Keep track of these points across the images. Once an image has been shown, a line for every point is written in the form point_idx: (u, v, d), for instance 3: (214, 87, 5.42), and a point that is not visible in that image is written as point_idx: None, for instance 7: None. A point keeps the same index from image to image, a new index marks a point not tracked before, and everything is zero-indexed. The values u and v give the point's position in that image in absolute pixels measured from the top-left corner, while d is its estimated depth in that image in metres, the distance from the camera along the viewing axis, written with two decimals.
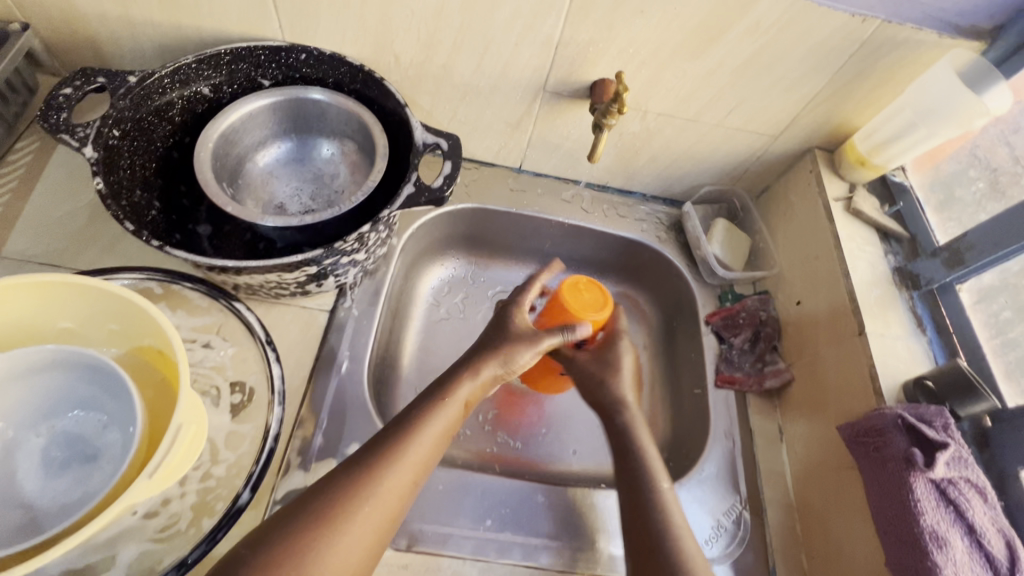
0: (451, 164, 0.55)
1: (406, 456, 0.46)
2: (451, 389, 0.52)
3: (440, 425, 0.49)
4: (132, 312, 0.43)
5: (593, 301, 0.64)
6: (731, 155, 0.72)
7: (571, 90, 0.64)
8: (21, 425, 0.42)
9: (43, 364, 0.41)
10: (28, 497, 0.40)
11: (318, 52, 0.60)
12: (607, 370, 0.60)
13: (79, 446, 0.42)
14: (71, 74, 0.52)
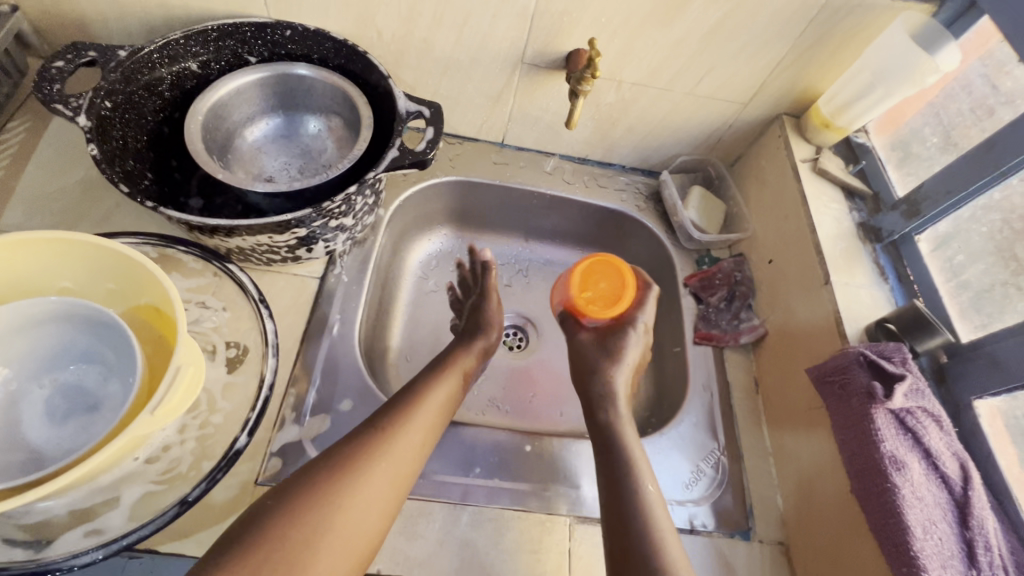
0: (434, 130, 0.57)
1: (416, 417, 0.51)
2: (451, 363, 0.59)
3: (443, 395, 0.55)
4: (129, 269, 0.45)
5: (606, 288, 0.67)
6: (703, 123, 0.75)
7: (548, 61, 0.67)
8: (24, 377, 0.43)
9: (44, 316, 0.42)
10: (31, 444, 0.42)
11: (302, 28, 0.62)
12: (607, 359, 0.62)
13: (81, 397, 0.44)
14: (63, 48, 0.54)
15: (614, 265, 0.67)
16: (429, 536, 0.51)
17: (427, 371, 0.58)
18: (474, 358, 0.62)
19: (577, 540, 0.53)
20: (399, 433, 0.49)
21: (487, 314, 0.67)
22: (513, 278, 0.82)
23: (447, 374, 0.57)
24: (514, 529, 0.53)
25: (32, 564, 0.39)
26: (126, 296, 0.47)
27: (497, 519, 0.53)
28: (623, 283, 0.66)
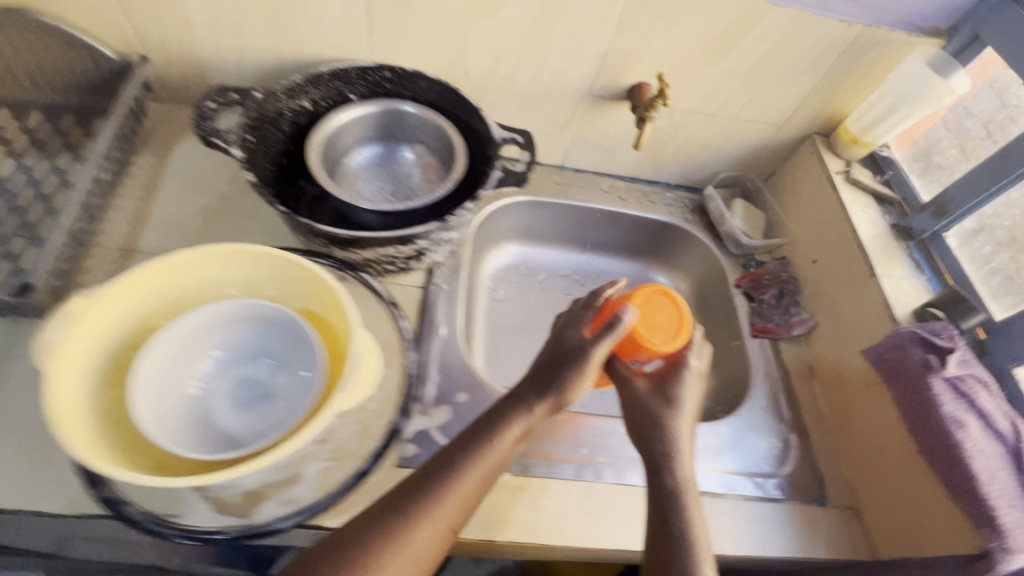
0: (529, 153, 0.65)
1: (445, 504, 0.43)
2: (501, 428, 0.48)
3: (477, 479, 0.45)
4: (295, 275, 0.51)
5: (666, 322, 0.63)
6: (742, 143, 0.85)
7: (612, 93, 0.76)
8: (211, 374, 0.50)
9: (234, 317, 0.50)
10: (225, 428, 0.48)
11: (401, 69, 0.70)
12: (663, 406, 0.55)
13: (258, 388, 0.50)
14: (211, 91, 0.62)
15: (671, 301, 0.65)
16: (552, 508, 0.57)
17: (467, 441, 0.47)
18: (531, 422, 0.49)
19: None
20: (420, 528, 0.41)
21: (573, 370, 0.51)
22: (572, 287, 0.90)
23: (496, 441, 0.47)
24: (623, 501, 0.59)
25: (250, 528, 0.46)
26: (284, 302, 0.53)
27: (608, 493, 0.59)
28: (679, 322, 0.63)
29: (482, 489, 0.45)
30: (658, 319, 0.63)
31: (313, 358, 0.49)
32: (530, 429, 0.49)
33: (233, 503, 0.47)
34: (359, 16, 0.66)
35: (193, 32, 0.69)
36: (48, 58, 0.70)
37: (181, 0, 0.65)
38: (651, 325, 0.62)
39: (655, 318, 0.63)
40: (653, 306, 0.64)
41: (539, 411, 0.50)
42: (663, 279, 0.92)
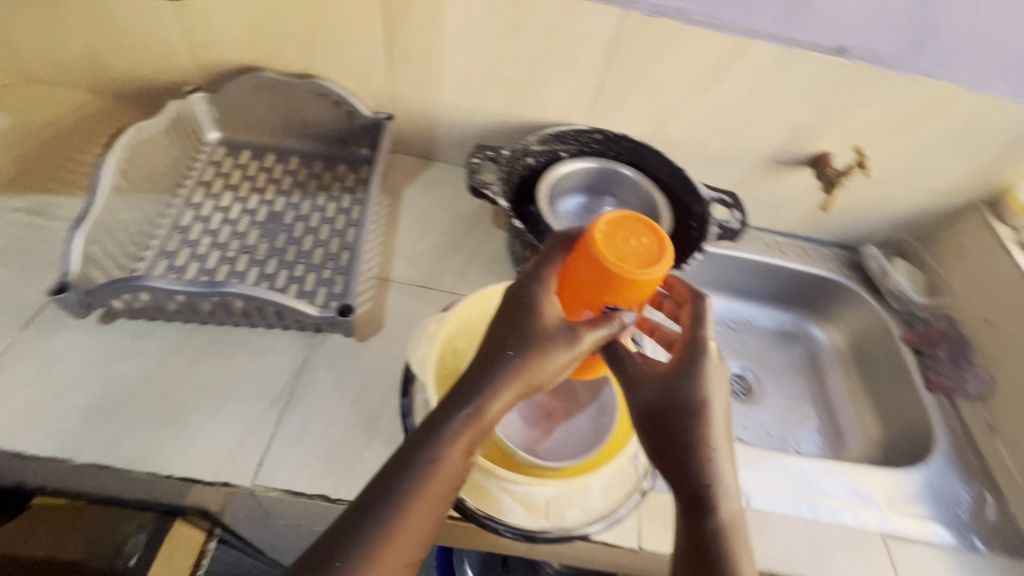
0: (741, 213, 0.75)
1: (390, 552, 0.38)
2: (441, 447, 0.40)
3: (426, 516, 0.39)
4: None
5: (639, 247, 0.41)
6: (907, 207, 0.90)
7: (794, 159, 0.84)
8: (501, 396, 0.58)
9: None
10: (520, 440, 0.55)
11: (612, 133, 0.80)
12: (694, 414, 0.43)
13: (539, 407, 0.58)
14: (473, 149, 0.73)
15: (646, 224, 0.42)
16: (779, 538, 0.62)
17: (400, 475, 0.39)
18: (483, 424, 0.40)
19: (892, 551, 0.63)
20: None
21: (525, 360, 0.41)
22: (725, 334, 0.98)
23: (437, 463, 0.39)
24: (841, 538, 0.63)
25: (562, 531, 0.52)
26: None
27: (827, 530, 0.63)
28: (658, 241, 0.41)
29: (433, 517, 0.39)
30: (629, 246, 0.41)
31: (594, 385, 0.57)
32: (483, 430, 0.40)
33: (538, 508, 0.53)
34: (593, 88, 0.77)
35: (440, 96, 0.81)
36: (315, 115, 0.83)
37: (440, 71, 0.77)
38: (622, 253, 0.40)
39: (627, 243, 0.41)
40: (618, 229, 0.42)
41: (492, 409, 0.41)
42: (819, 332, 0.97)
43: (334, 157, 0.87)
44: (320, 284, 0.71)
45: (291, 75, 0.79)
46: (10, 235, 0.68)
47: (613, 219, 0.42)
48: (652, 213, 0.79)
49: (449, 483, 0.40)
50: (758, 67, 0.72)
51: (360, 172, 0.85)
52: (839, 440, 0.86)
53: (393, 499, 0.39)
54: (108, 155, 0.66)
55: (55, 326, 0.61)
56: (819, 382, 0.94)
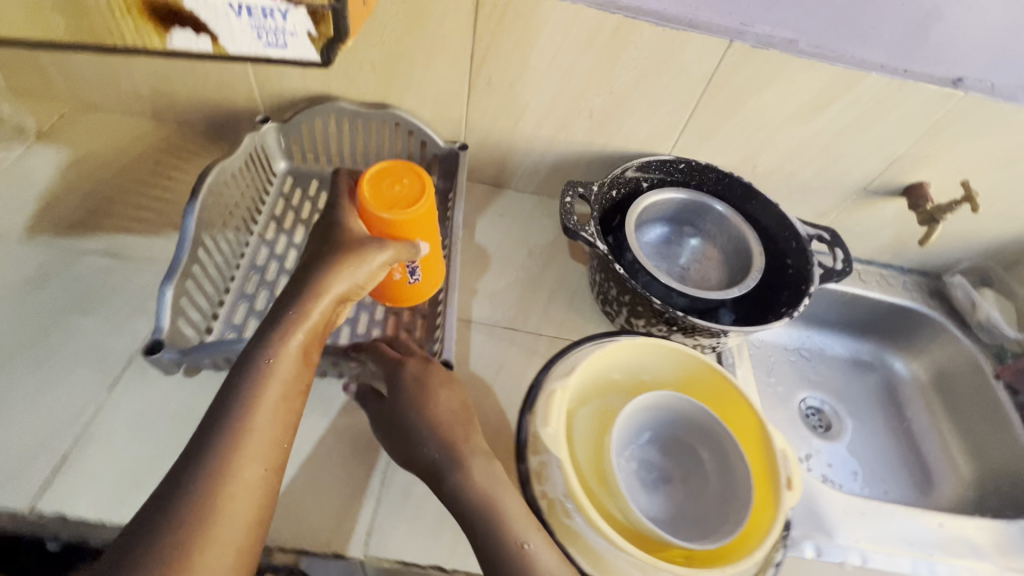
0: (843, 251, 0.70)
1: (249, 447, 0.45)
2: (278, 348, 0.50)
3: (274, 411, 0.48)
4: (686, 366, 0.58)
5: (403, 192, 0.60)
6: (996, 237, 0.86)
7: (886, 189, 0.80)
8: (620, 456, 0.56)
9: (642, 407, 0.55)
10: (646, 511, 0.53)
11: (697, 164, 0.77)
12: (423, 393, 0.56)
13: (657, 470, 0.56)
14: (564, 187, 0.69)
15: (413, 170, 0.62)
16: None
17: (241, 379, 0.48)
18: (310, 322, 0.52)
19: None
20: (229, 482, 0.44)
21: (323, 283, 0.54)
22: (801, 363, 0.95)
23: (273, 369, 0.49)
24: None
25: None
26: (656, 385, 0.60)
27: None
28: (421, 183, 0.61)
29: (292, 401, 0.50)
30: (394, 190, 0.60)
31: (723, 454, 0.53)
32: (313, 326, 0.52)
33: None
34: (684, 118, 0.73)
35: (519, 125, 0.77)
36: (387, 144, 0.80)
37: (522, 101, 0.74)
38: (387, 198, 0.60)
39: (390, 190, 0.60)
40: (387, 181, 0.61)
41: (310, 322, 0.52)
42: (898, 362, 0.95)
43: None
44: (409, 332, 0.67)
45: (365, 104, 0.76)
46: (88, 280, 0.65)
47: (378, 176, 0.61)
48: (740, 248, 0.76)
49: (290, 383, 0.50)
50: (866, 97, 0.68)
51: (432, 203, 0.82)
52: (926, 479, 0.84)
53: (239, 396, 0.47)
54: (196, 201, 0.62)
55: (147, 382, 0.59)
56: (899, 415, 0.91)
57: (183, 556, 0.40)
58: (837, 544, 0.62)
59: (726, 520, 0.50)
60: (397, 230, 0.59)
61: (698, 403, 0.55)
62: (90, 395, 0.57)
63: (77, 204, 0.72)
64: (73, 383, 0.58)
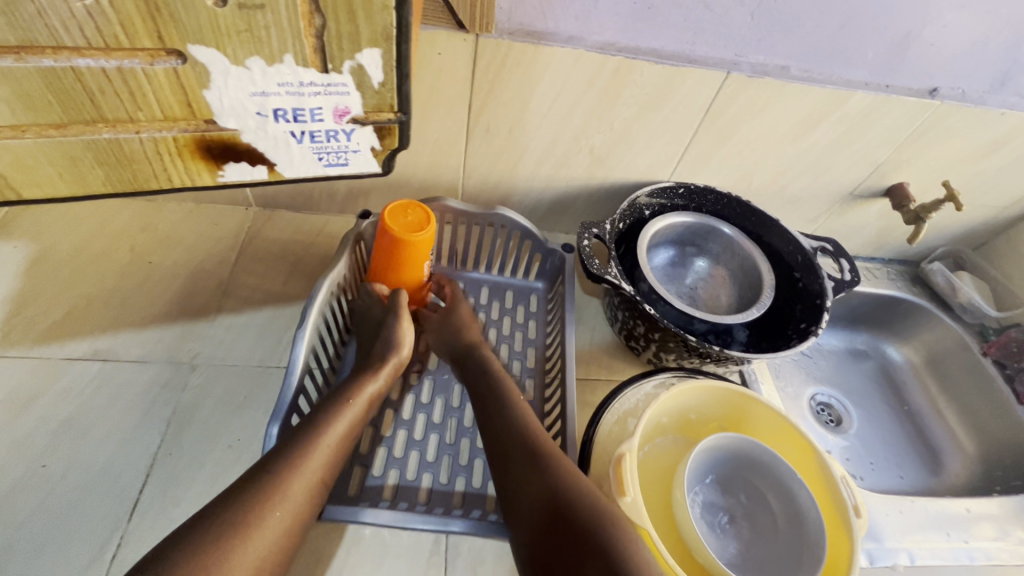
0: (848, 261, 0.73)
1: (316, 458, 0.48)
2: (355, 391, 0.55)
3: (344, 433, 0.52)
4: (730, 399, 0.60)
5: (415, 221, 0.62)
6: (966, 223, 0.92)
7: (869, 192, 0.84)
8: (689, 502, 0.56)
9: (705, 448, 0.56)
10: (719, 553, 0.55)
11: (696, 187, 0.79)
12: (573, 474, 0.50)
13: (719, 510, 0.58)
14: (578, 230, 0.68)
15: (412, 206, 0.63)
16: None
17: (325, 405, 0.53)
18: (378, 378, 0.57)
19: None
20: (290, 483, 0.46)
21: (388, 348, 0.60)
22: (803, 361, 0.97)
23: (346, 408, 0.53)
24: None
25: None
26: (701, 424, 0.62)
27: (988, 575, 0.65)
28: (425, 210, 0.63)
29: (349, 441, 0.52)
30: (407, 220, 0.62)
31: (787, 488, 0.55)
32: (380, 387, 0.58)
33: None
34: (682, 146, 0.74)
35: (518, 167, 0.76)
36: (495, 248, 0.77)
37: (522, 145, 0.73)
38: (406, 230, 0.62)
39: (405, 222, 0.62)
40: (398, 210, 0.63)
41: (381, 377, 0.58)
42: (891, 349, 0.99)
43: (501, 286, 0.80)
44: (468, 427, 0.64)
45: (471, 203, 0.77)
46: (80, 395, 0.59)
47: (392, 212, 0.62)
48: (748, 266, 0.77)
49: (356, 421, 0.54)
50: (854, 112, 0.70)
51: (530, 305, 0.78)
52: (937, 460, 0.88)
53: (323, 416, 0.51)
54: (302, 335, 0.55)
55: (167, 501, 0.53)
56: (900, 399, 0.95)
57: (239, 526, 0.42)
58: (885, 547, 0.65)
59: (804, 552, 0.52)
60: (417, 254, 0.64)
61: (754, 439, 0.57)
62: (108, 527, 0.52)
63: (51, 307, 0.65)
64: (84, 519, 0.52)
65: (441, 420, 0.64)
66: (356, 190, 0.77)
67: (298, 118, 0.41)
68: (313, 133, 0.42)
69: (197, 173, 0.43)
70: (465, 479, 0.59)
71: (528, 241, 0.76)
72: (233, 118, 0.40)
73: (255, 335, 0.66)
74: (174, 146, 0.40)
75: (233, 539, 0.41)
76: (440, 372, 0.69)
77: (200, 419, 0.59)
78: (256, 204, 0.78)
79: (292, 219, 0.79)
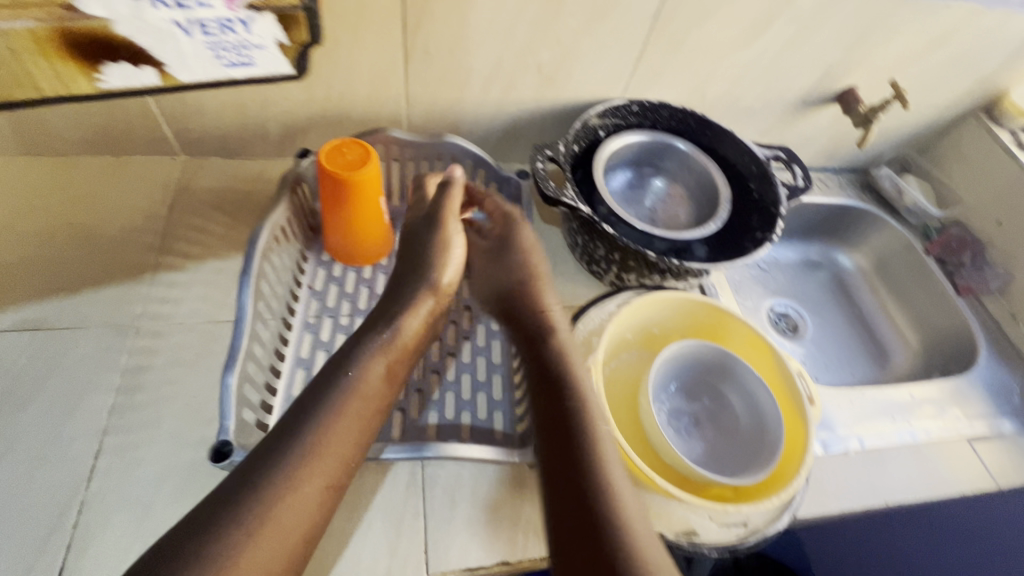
0: (801, 167, 0.74)
1: (318, 460, 0.45)
2: (368, 365, 0.51)
3: (351, 428, 0.48)
4: (690, 308, 0.62)
5: (355, 159, 0.59)
6: (913, 126, 0.94)
7: (821, 98, 0.83)
8: (656, 410, 0.58)
9: (669, 354, 0.58)
10: (687, 454, 0.57)
11: (648, 103, 0.76)
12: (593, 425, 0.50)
13: (685, 416, 0.60)
14: (531, 153, 0.66)
15: (347, 145, 0.60)
16: (898, 473, 0.68)
17: (324, 399, 0.48)
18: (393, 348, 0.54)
19: (985, 453, 0.72)
20: (303, 467, 0.44)
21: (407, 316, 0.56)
22: (761, 276, 1.00)
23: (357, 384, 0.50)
24: (940, 457, 0.70)
25: (756, 534, 0.52)
26: (663, 336, 0.64)
27: (930, 451, 0.70)
28: (360, 145, 0.60)
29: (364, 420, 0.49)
30: (347, 160, 0.59)
31: (747, 388, 0.58)
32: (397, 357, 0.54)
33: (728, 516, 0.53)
34: (634, 58, 0.71)
35: (464, 93, 0.72)
36: None
37: (466, 67, 0.68)
38: (347, 170, 0.59)
39: (345, 161, 0.59)
40: (332, 150, 0.59)
41: (397, 350, 0.54)
42: (842, 257, 1.03)
43: None
44: (437, 362, 0.63)
45: (417, 133, 0.73)
46: (14, 367, 0.55)
47: (329, 155, 0.59)
48: (705, 180, 0.77)
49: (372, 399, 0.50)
50: (803, 11, 0.68)
51: None
52: (885, 356, 0.94)
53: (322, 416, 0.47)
54: (247, 279, 0.52)
55: (127, 464, 0.51)
56: (851, 303, 1.00)
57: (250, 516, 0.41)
58: (837, 435, 0.70)
59: (765, 443, 0.55)
60: (368, 194, 0.61)
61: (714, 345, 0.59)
62: (66, 495, 0.49)
63: None
64: (38, 489, 0.50)
65: None
66: (292, 127, 0.72)
67: (182, 4, 0.44)
68: (204, 23, 0.46)
69: (70, 79, 0.46)
70: (439, 411, 0.59)
71: (482, 169, 0.72)
72: (100, 6, 0.42)
73: (200, 291, 0.63)
74: (37, 45, 0.43)
75: (238, 567, 0.39)
76: None
77: (151, 381, 0.56)
78: (185, 152, 0.72)
79: (226, 166, 0.74)
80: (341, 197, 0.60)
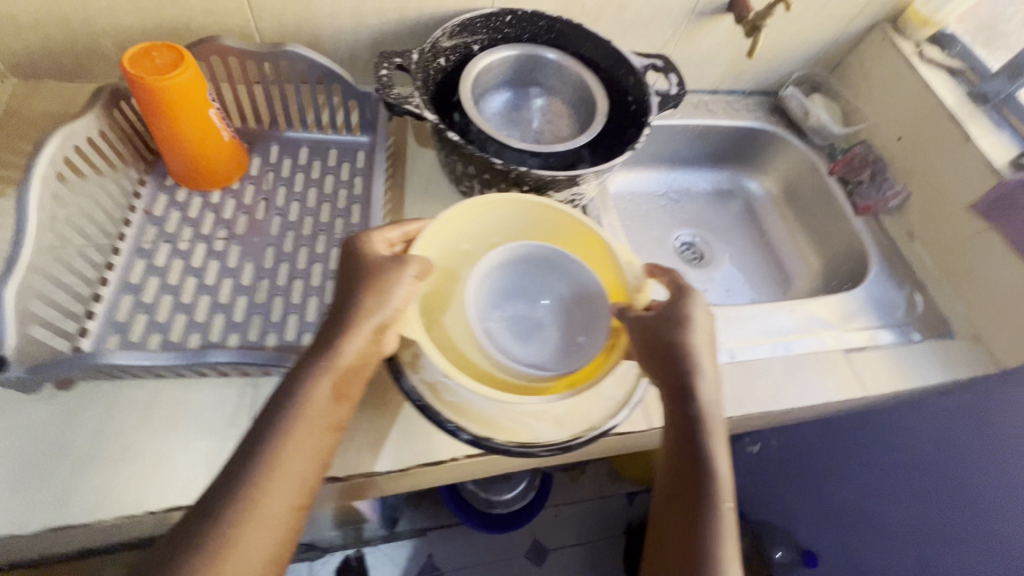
0: (677, 74, 0.70)
1: (269, 497, 0.40)
2: (312, 385, 0.44)
3: (302, 459, 0.42)
4: (526, 216, 0.60)
5: (165, 62, 0.55)
6: (819, 41, 0.90)
7: (713, 8, 0.79)
8: (488, 320, 0.58)
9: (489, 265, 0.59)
10: (525, 356, 0.57)
11: (521, 11, 0.71)
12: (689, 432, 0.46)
13: (525, 322, 0.60)
14: (376, 59, 0.62)
15: (156, 49, 0.55)
16: (764, 384, 0.67)
17: (272, 430, 0.42)
18: (339, 363, 0.46)
19: (862, 364, 0.71)
20: (257, 504, 0.40)
21: (352, 316, 0.47)
22: (670, 206, 0.98)
23: (303, 409, 0.43)
24: (813, 368, 0.70)
25: (592, 432, 0.52)
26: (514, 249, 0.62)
27: (803, 361, 0.70)
28: (172, 48, 0.55)
29: (317, 447, 0.44)
30: (158, 64, 0.54)
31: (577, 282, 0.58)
32: (343, 369, 0.46)
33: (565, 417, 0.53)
34: None
35: (313, 2, 0.66)
36: (306, 101, 0.70)
37: None
38: (156, 73, 0.54)
39: (153, 66, 0.54)
40: (139, 56, 0.55)
41: (345, 360, 0.46)
42: (754, 184, 1.01)
43: (325, 144, 0.73)
44: (281, 285, 0.60)
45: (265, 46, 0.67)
46: None
47: (135, 61, 0.54)
48: (584, 94, 0.73)
49: (320, 420, 0.44)
50: None
51: (357, 161, 0.72)
52: (787, 280, 0.93)
53: (264, 442, 0.42)
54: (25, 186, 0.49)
55: None
56: (760, 230, 0.99)
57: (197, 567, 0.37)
58: None
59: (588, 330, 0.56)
60: (192, 101, 0.56)
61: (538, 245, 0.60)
62: None
63: None
64: None
65: (250, 281, 0.60)
66: (128, 43, 0.66)
67: None
68: None
69: None
70: (277, 333, 0.57)
71: (336, 84, 0.68)
72: None
73: None
74: None
75: None
76: (255, 233, 0.63)
77: None
78: (15, 75, 0.67)
79: (64, 90, 0.68)
80: (159, 107, 0.55)
